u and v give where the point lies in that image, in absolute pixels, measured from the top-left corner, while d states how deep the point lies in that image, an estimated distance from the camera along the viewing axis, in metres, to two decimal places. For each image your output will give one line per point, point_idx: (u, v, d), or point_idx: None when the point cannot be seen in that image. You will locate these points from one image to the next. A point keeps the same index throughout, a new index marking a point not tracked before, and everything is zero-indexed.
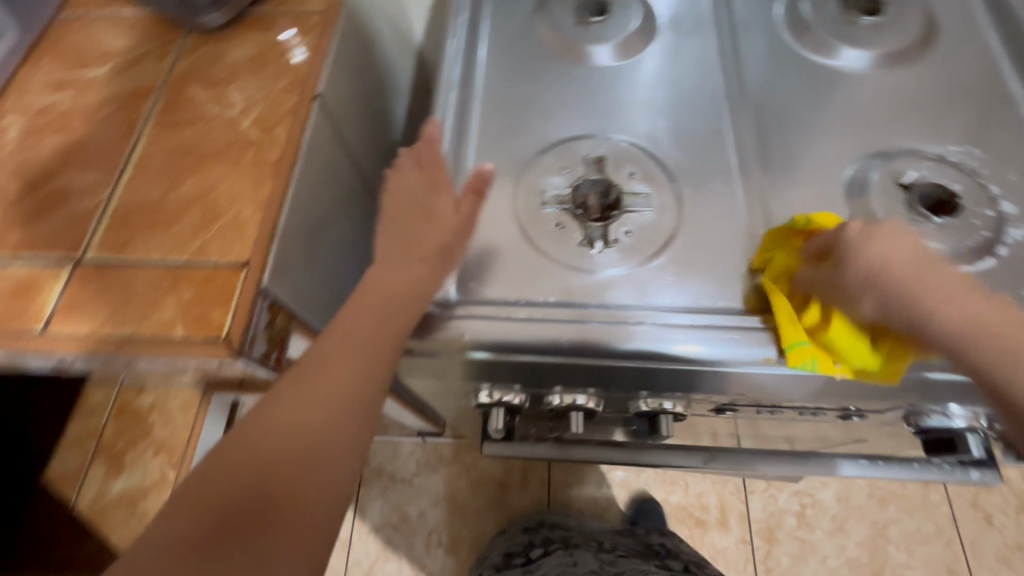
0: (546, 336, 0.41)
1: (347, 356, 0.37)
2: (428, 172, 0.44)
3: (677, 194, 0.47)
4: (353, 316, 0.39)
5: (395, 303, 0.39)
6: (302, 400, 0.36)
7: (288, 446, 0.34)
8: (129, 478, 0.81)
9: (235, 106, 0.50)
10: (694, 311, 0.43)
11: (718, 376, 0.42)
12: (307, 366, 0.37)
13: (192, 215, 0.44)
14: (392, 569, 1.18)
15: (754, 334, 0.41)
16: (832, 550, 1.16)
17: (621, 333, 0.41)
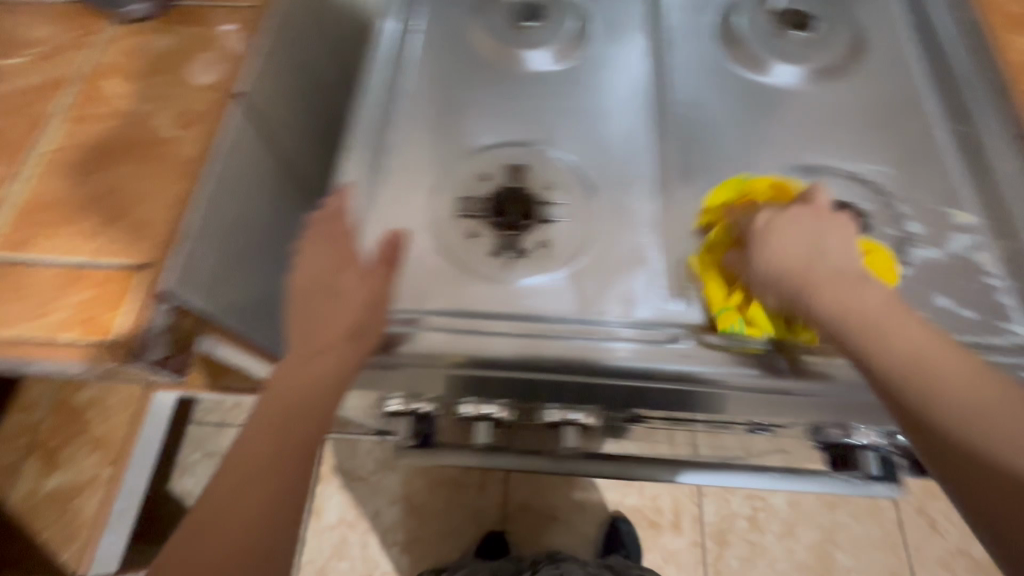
0: (449, 346, 0.41)
1: (257, 470, 0.37)
2: (336, 240, 0.42)
3: (593, 204, 0.47)
4: (261, 418, 0.38)
5: (301, 394, 0.39)
6: (219, 525, 0.36)
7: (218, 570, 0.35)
8: (63, 475, 0.79)
9: (153, 102, 0.49)
10: (601, 323, 0.43)
11: (622, 389, 0.42)
12: (240, 460, 0.37)
13: (97, 214, 0.43)
14: (345, 568, 1.18)
15: (656, 346, 0.41)
16: (781, 553, 1.18)
17: (524, 344, 0.41)
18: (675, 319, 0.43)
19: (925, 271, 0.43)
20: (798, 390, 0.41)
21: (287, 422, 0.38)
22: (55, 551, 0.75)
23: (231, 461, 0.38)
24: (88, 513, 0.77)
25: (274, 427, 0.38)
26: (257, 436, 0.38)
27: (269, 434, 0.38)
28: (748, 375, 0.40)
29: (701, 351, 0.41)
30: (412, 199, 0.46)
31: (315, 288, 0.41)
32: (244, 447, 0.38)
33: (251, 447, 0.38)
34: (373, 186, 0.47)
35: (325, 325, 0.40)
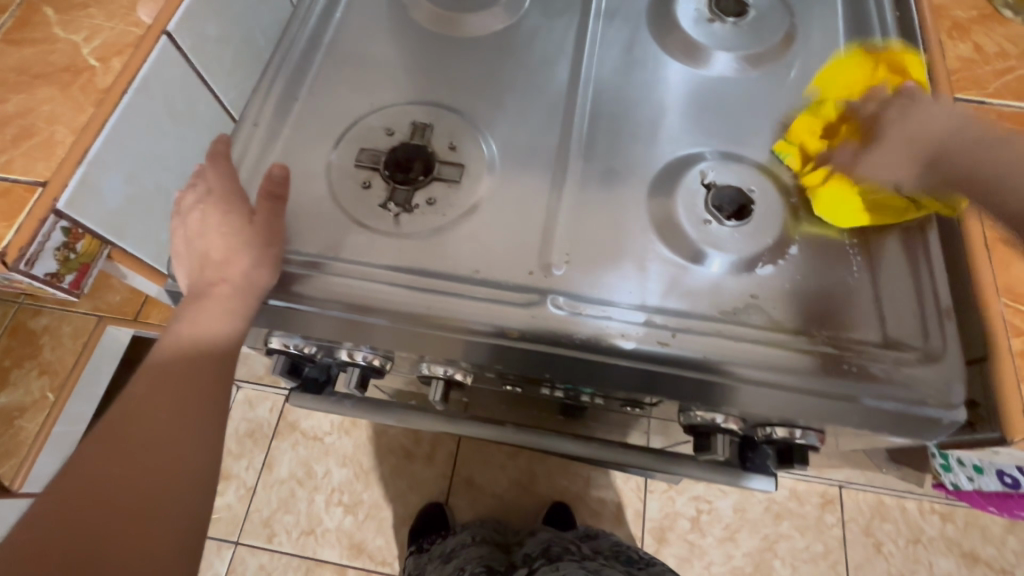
0: (327, 291, 0.42)
1: (165, 410, 0.38)
2: (212, 190, 0.43)
3: (493, 166, 0.47)
4: (182, 329, 0.40)
5: (208, 325, 0.40)
6: (129, 454, 0.36)
7: (143, 463, 0.37)
8: (9, 394, 0.82)
9: (83, 32, 0.50)
10: (478, 284, 0.43)
11: (507, 352, 0.41)
12: (164, 364, 0.39)
13: (7, 131, 0.45)
14: (290, 521, 1.21)
15: (528, 311, 0.41)
16: (718, 556, 1.18)
17: (400, 295, 0.42)
18: (547, 285, 0.43)
19: (799, 264, 0.43)
20: (675, 371, 0.40)
21: (195, 357, 0.40)
22: None
23: (125, 405, 0.38)
24: (27, 435, 0.81)
25: (179, 366, 0.40)
26: (157, 378, 0.39)
27: (187, 351, 0.40)
28: (684, 352, 0.40)
29: (574, 324, 0.41)
30: (314, 147, 0.47)
31: (201, 242, 0.42)
32: (144, 390, 0.38)
33: (153, 386, 0.39)
34: (276, 131, 0.48)
35: (222, 257, 0.41)
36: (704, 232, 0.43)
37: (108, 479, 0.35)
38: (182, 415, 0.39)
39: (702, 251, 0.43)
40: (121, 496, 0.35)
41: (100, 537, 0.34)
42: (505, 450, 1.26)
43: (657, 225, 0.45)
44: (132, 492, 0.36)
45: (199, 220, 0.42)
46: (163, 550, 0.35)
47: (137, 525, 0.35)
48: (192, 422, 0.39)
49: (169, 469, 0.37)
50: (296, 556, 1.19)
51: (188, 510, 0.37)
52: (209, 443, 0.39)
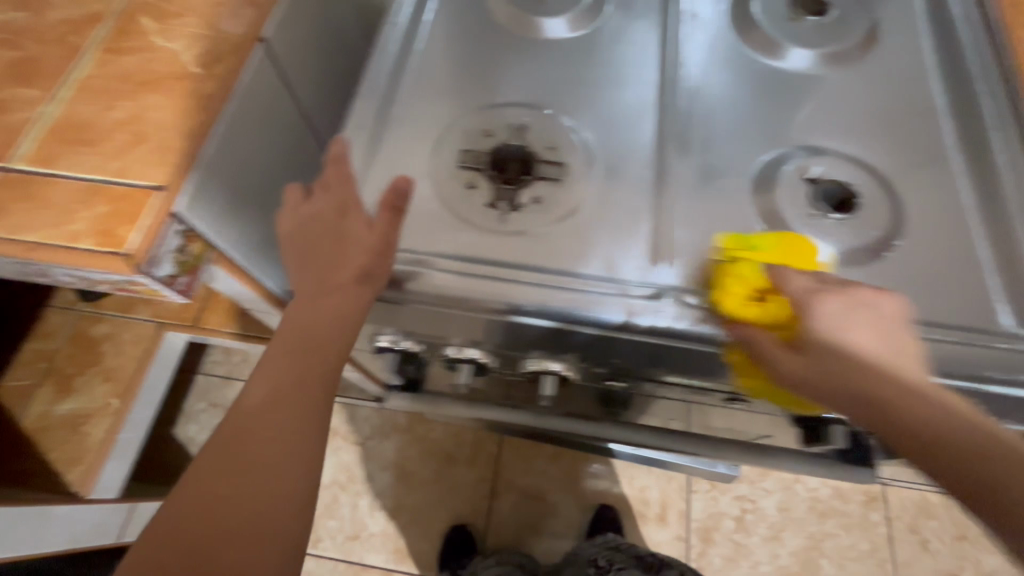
0: (438, 286, 0.42)
1: (273, 414, 0.40)
2: (324, 191, 0.44)
3: (593, 165, 0.48)
4: (287, 335, 0.42)
5: (315, 334, 0.41)
6: (242, 455, 0.38)
7: (253, 462, 0.38)
8: (75, 401, 0.83)
9: (180, 40, 0.52)
10: (586, 278, 0.43)
11: (602, 342, 0.42)
12: (272, 369, 0.41)
13: (120, 137, 0.46)
14: (334, 526, 1.21)
15: (637, 304, 0.41)
16: (764, 556, 1.18)
17: (505, 290, 0.42)
18: (659, 281, 0.43)
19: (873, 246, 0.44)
20: None
21: (298, 363, 0.41)
22: (59, 472, 0.79)
23: (240, 408, 0.40)
24: (92, 441, 0.81)
25: (284, 370, 0.41)
26: (266, 382, 0.40)
27: (293, 357, 0.41)
28: None
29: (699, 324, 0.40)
30: (415, 149, 0.48)
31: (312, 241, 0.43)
32: (255, 393, 0.40)
33: (263, 388, 0.40)
34: (379, 134, 0.49)
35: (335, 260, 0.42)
36: (810, 225, 0.44)
37: (225, 479, 0.38)
38: (287, 419, 0.40)
39: (811, 243, 0.43)
40: (234, 496, 0.37)
41: (217, 532, 0.36)
42: (546, 452, 1.26)
43: (764, 219, 0.45)
44: (242, 492, 0.37)
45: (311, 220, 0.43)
46: (269, 541, 0.37)
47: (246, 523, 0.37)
48: (296, 425, 0.40)
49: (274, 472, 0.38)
50: (342, 560, 1.19)
51: (289, 514, 0.38)
52: (312, 447, 0.40)
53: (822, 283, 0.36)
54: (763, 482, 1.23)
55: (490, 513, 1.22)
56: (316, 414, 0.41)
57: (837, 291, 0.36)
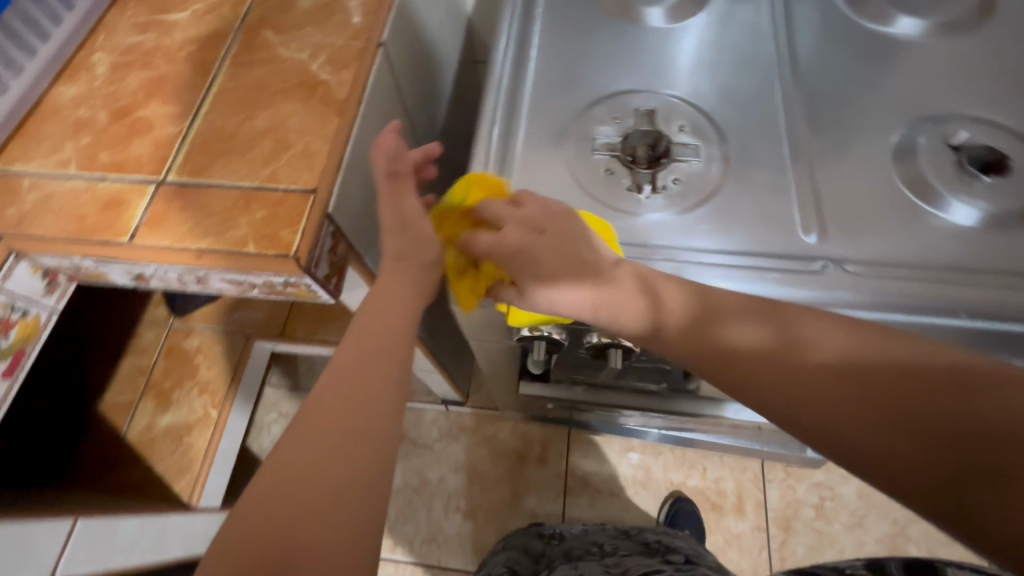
0: None
1: (347, 410, 0.38)
2: None
3: (725, 147, 0.48)
4: (363, 331, 0.42)
5: (386, 330, 0.42)
6: (314, 446, 0.36)
7: (324, 452, 0.36)
8: (175, 413, 0.85)
9: (306, 50, 0.53)
10: (723, 253, 0.43)
11: None
12: (347, 363, 0.40)
13: (265, 145, 0.48)
14: (410, 530, 1.22)
15: (776, 275, 0.42)
16: (849, 543, 1.15)
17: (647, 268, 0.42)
18: (813, 252, 0.43)
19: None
20: (967, 325, 0.39)
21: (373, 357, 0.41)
22: (169, 483, 0.82)
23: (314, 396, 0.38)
24: (197, 450, 0.84)
25: (358, 363, 0.40)
26: (340, 379, 0.39)
27: (367, 350, 0.41)
28: (978, 304, 0.39)
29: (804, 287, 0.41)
30: (548, 142, 0.49)
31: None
32: (328, 385, 0.39)
33: (336, 380, 0.39)
34: (511, 129, 0.50)
35: None
36: (960, 190, 0.44)
37: (295, 468, 0.35)
38: (364, 415, 0.38)
39: (963, 208, 0.43)
40: (310, 496, 0.34)
41: (287, 525, 0.33)
42: (617, 447, 1.26)
43: (910, 187, 0.45)
44: (318, 491, 0.34)
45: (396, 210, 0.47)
46: (343, 534, 0.34)
47: (319, 515, 0.34)
48: (371, 423, 0.38)
49: (349, 462, 0.36)
50: (421, 564, 1.19)
51: (365, 506, 0.35)
52: (385, 452, 0.38)
53: (535, 235, 0.41)
54: (840, 468, 1.21)
55: (565, 511, 1.21)
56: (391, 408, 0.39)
57: (552, 242, 0.41)
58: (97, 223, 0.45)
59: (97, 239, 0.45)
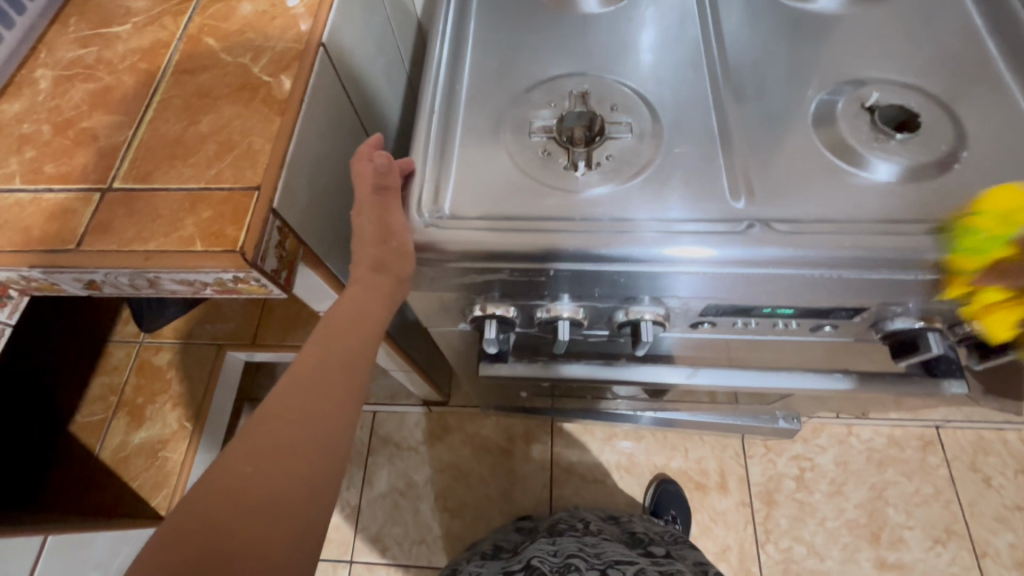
0: (519, 243, 0.44)
1: (301, 421, 0.39)
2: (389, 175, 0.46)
3: (657, 122, 0.50)
4: (328, 336, 0.43)
5: (350, 337, 0.43)
6: (265, 450, 0.37)
7: (272, 459, 0.37)
8: (149, 429, 0.85)
9: (247, 54, 0.54)
10: (655, 220, 0.45)
11: (674, 278, 0.44)
12: (309, 369, 0.41)
13: (209, 147, 0.49)
14: (400, 534, 1.21)
15: (707, 236, 0.43)
16: (830, 511, 1.18)
17: (583, 238, 0.44)
18: (741, 215, 0.45)
19: (940, 163, 0.45)
20: (882, 270, 0.42)
21: (333, 365, 0.42)
22: (146, 497, 0.81)
23: (270, 400, 0.39)
24: (173, 463, 0.83)
25: (319, 370, 0.41)
26: (297, 389, 0.40)
27: (329, 357, 0.42)
28: (894, 250, 0.41)
29: (737, 244, 0.43)
30: (486, 129, 0.51)
31: (385, 217, 0.45)
32: (286, 391, 0.40)
33: (294, 386, 0.40)
34: (450, 119, 0.52)
35: (376, 233, 0.45)
36: (875, 148, 0.46)
37: (240, 473, 0.36)
38: (318, 429, 0.39)
39: (881, 165, 0.46)
40: (253, 507, 0.35)
41: (228, 528, 0.34)
42: (599, 435, 1.27)
43: (831, 149, 0.47)
44: (262, 500, 0.36)
45: (381, 222, 0.45)
46: (283, 538, 0.36)
47: (259, 519, 0.35)
48: (323, 436, 0.39)
49: (297, 469, 0.38)
50: (412, 567, 1.19)
51: (308, 512, 0.37)
52: (334, 460, 0.39)
53: None
54: (817, 439, 1.24)
55: (553, 501, 1.22)
56: (346, 418, 0.41)
57: None
58: (43, 233, 0.46)
59: (45, 249, 0.45)
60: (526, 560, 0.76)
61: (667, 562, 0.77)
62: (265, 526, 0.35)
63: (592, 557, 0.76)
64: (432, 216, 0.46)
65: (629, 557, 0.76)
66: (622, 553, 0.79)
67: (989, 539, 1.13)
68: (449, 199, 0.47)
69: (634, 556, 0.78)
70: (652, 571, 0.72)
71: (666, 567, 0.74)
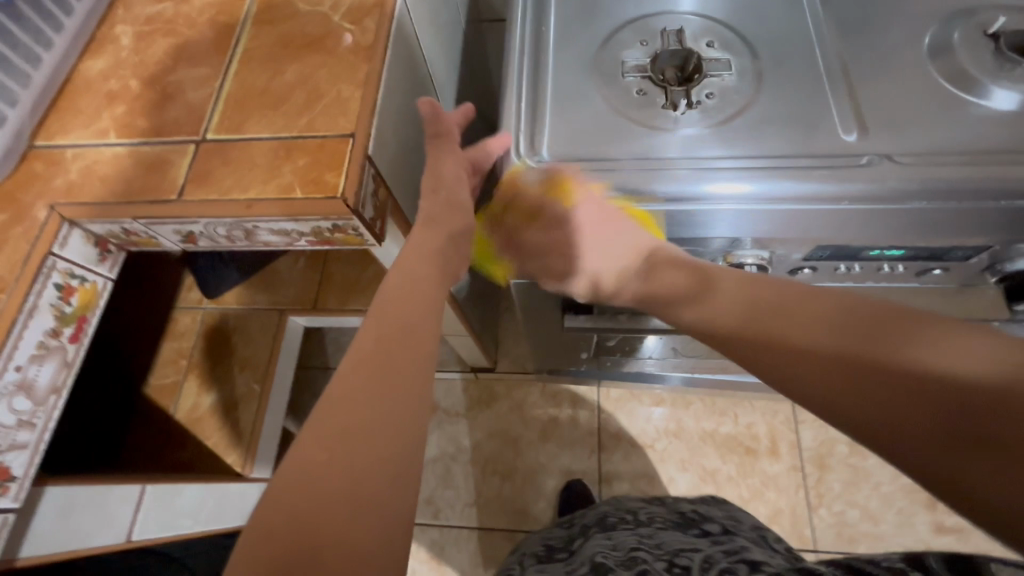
0: (617, 184, 0.43)
1: (369, 404, 0.39)
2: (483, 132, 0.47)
3: (756, 58, 0.48)
4: (382, 321, 0.43)
5: (402, 319, 0.44)
6: (338, 435, 0.37)
7: (346, 446, 0.37)
8: (220, 391, 0.88)
9: (326, 2, 0.53)
10: (721, 158, 0.44)
11: (783, 215, 0.42)
12: (369, 351, 0.41)
13: (298, 97, 0.48)
14: (451, 496, 1.24)
15: (817, 172, 0.42)
16: (885, 476, 1.16)
17: (688, 177, 0.42)
18: (854, 150, 0.43)
19: None
20: (1011, 201, 0.40)
21: (390, 346, 0.42)
22: (223, 454, 0.86)
23: (336, 387, 0.40)
24: (245, 423, 0.87)
25: (377, 352, 0.41)
26: (358, 372, 0.40)
27: (385, 339, 0.42)
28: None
29: (848, 178, 0.41)
30: (578, 72, 0.49)
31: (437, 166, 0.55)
32: (348, 376, 0.40)
33: (356, 370, 0.40)
34: (539, 61, 0.50)
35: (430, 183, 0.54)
36: (1001, 75, 0.43)
37: (317, 461, 0.36)
38: (387, 410, 0.39)
39: (1006, 94, 0.43)
40: (335, 494, 0.35)
41: (314, 514, 0.34)
42: (646, 401, 1.27)
43: (949, 80, 0.45)
44: (341, 482, 0.36)
45: (433, 174, 0.55)
46: (370, 519, 0.35)
47: (344, 502, 0.35)
48: (392, 413, 0.39)
49: (372, 451, 0.37)
50: (464, 528, 1.21)
51: (390, 493, 0.37)
52: (407, 438, 0.39)
53: None
54: None
55: (602, 466, 1.23)
56: (413, 396, 0.41)
57: None
58: (144, 185, 0.46)
59: (148, 199, 0.46)
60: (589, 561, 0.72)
61: (726, 540, 0.73)
62: (351, 510, 0.35)
63: (654, 548, 0.71)
64: (524, 155, 0.46)
65: (691, 545, 0.71)
66: (681, 540, 0.74)
67: None
68: (543, 142, 0.46)
69: (694, 541, 0.73)
70: (719, 556, 0.66)
71: (729, 547, 0.69)
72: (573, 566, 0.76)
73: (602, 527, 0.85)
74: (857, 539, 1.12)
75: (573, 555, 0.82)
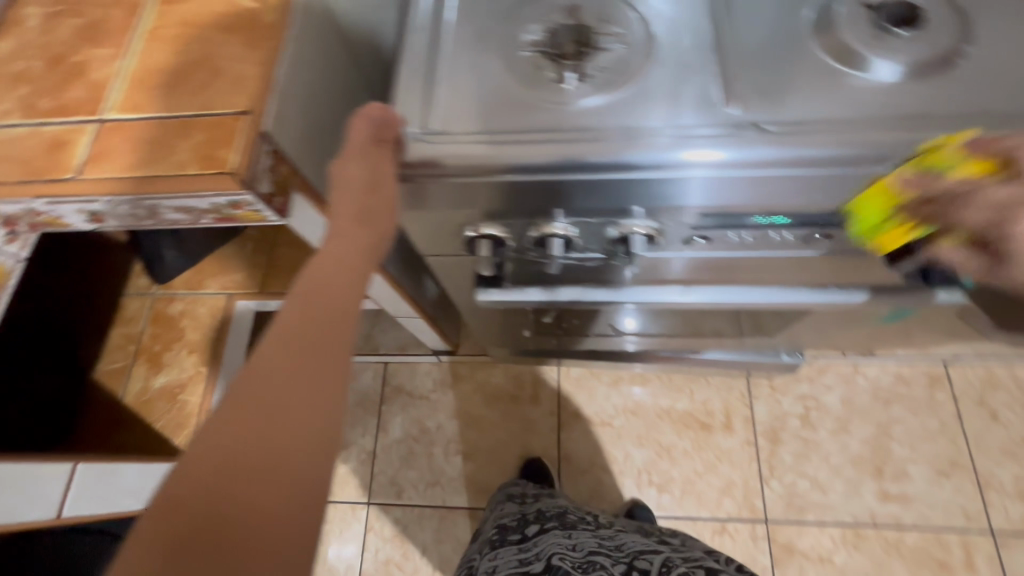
0: (503, 155, 0.44)
1: (290, 380, 0.37)
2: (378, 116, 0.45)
3: (650, 31, 0.49)
4: (309, 291, 0.40)
5: (331, 289, 0.41)
6: (257, 409, 0.35)
7: (264, 423, 0.35)
8: (168, 373, 0.89)
9: None
10: (700, 129, 0.44)
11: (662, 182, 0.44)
12: (292, 324, 0.38)
13: (198, 75, 0.49)
14: (414, 477, 1.26)
15: (691, 141, 0.43)
16: (834, 448, 1.19)
17: (579, 147, 0.44)
18: (732, 120, 0.44)
19: (942, 61, 0.44)
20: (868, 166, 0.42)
21: (316, 319, 0.39)
22: (169, 437, 0.86)
23: (255, 360, 0.37)
24: (192, 406, 0.88)
25: (302, 325, 0.38)
26: (280, 347, 0.37)
27: (311, 312, 0.39)
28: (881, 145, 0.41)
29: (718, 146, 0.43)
30: (475, 47, 0.50)
31: (378, 166, 0.45)
32: (270, 347, 0.37)
33: (279, 343, 0.37)
34: (437, 37, 0.51)
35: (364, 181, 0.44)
36: (875, 46, 0.45)
37: (233, 436, 0.34)
38: (310, 385, 0.37)
39: (880, 64, 0.44)
40: (250, 473, 0.34)
41: (228, 493, 0.33)
42: (605, 380, 1.30)
43: (827, 51, 0.46)
44: (258, 460, 0.34)
45: (372, 171, 0.44)
46: (288, 497, 0.34)
47: (260, 480, 0.34)
48: (315, 389, 0.37)
49: (293, 427, 0.36)
50: (428, 506, 1.24)
51: (311, 471, 0.36)
52: (331, 414, 0.38)
53: None
54: (823, 379, 1.25)
55: (561, 444, 1.25)
56: (339, 372, 0.39)
57: None
58: (43, 163, 0.47)
59: (47, 177, 0.46)
60: (546, 559, 0.74)
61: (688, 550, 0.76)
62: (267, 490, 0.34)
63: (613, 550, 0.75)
64: (415, 128, 0.46)
65: (652, 546, 0.75)
66: (641, 542, 0.77)
67: (993, 471, 1.15)
68: (434, 116, 0.47)
69: (654, 545, 0.77)
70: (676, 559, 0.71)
71: (686, 553, 0.74)
72: (528, 558, 0.78)
73: (563, 523, 0.85)
74: (806, 508, 1.16)
75: (527, 540, 0.84)
